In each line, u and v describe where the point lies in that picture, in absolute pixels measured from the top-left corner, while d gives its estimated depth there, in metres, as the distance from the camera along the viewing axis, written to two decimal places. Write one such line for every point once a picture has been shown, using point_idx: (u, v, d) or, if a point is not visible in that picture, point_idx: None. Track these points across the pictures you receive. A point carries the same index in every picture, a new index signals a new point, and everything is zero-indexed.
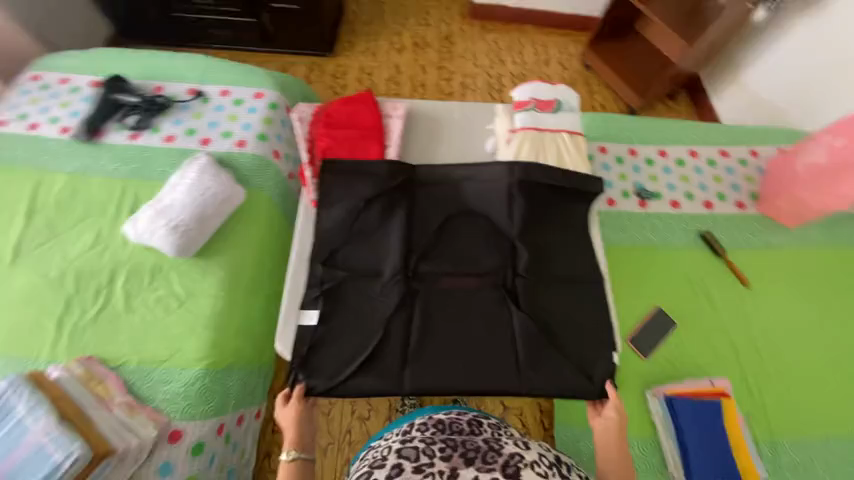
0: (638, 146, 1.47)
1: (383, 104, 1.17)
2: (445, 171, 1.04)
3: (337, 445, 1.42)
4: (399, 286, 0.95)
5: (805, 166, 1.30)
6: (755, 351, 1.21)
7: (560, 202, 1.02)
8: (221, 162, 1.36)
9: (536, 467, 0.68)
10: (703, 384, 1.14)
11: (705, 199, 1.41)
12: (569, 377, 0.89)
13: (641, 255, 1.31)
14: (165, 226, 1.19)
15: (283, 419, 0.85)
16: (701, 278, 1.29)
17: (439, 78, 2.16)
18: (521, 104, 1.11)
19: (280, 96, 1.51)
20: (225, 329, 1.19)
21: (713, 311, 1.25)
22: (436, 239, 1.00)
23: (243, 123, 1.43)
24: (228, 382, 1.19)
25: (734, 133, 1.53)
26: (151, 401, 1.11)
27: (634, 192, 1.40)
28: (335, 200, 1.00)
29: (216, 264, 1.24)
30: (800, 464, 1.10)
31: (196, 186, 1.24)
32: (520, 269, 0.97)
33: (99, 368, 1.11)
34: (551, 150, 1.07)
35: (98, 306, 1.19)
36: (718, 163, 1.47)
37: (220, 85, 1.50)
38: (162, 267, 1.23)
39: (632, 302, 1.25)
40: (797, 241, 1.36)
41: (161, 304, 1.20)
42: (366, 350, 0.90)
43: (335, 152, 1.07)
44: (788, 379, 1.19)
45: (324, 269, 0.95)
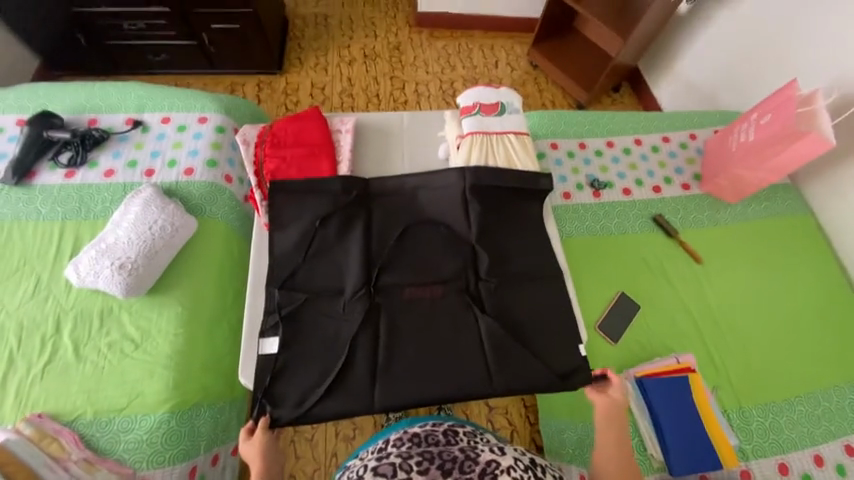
0: (586, 140, 1.53)
1: (332, 119, 1.16)
2: (399, 182, 1.04)
3: (324, 470, 1.38)
4: (362, 302, 0.93)
5: (738, 145, 1.37)
6: (713, 323, 1.28)
7: (514, 202, 1.04)
8: (168, 192, 1.30)
9: (512, 472, 0.67)
10: (671, 362, 1.18)
11: (653, 184, 1.48)
12: (540, 374, 0.91)
13: (600, 244, 1.35)
14: (111, 266, 1.13)
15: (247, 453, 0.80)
16: (658, 259, 1.35)
17: (392, 88, 2.17)
18: (466, 110, 1.13)
19: (226, 119, 1.46)
20: (188, 367, 1.13)
21: (671, 290, 1.31)
22: (396, 250, 0.99)
23: (189, 150, 1.38)
24: (196, 421, 1.11)
25: (673, 119, 1.62)
26: (112, 453, 1.03)
27: (587, 183, 1.45)
28: (289, 222, 0.98)
29: (172, 300, 1.18)
30: (765, 427, 1.16)
31: (140, 220, 1.19)
32: (482, 273, 0.98)
33: (51, 425, 1.02)
34: (500, 152, 1.09)
35: (44, 359, 1.10)
36: (661, 148, 1.55)
37: (160, 113, 1.44)
38: (113, 309, 1.16)
39: (597, 290, 1.29)
40: (739, 215, 1.45)
41: (115, 349, 1.12)
42: (334, 372, 0.88)
43: (284, 173, 1.04)
44: (746, 347, 1.25)
45: (282, 292, 0.92)
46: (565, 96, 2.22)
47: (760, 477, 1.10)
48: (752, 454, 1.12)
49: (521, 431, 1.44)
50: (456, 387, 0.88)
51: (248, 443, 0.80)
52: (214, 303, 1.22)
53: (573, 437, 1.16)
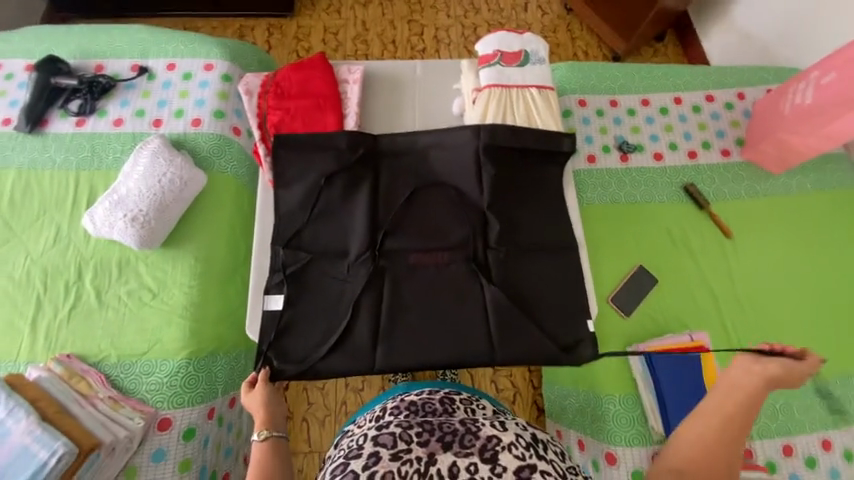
0: (619, 96, 1.39)
1: (339, 68, 1.08)
2: (408, 140, 0.97)
3: (334, 417, 1.47)
4: (367, 265, 0.92)
5: (792, 108, 1.21)
6: (735, 301, 1.21)
7: (531, 165, 0.97)
8: (176, 144, 1.28)
9: (513, 449, 0.67)
10: (684, 339, 1.14)
11: (689, 149, 1.35)
12: (544, 345, 0.89)
13: (622, 213, 1.27)
14: (124, 218, 1.14)
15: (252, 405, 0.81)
16: (683, 232, 1.27)
17: (410, 33, 2.00)
18: (485, 59, 1.02)
19: (232, 66, 1.39)
20: (202, 318, 1.17)
21: (694, 264, 1.24)
22: (402, 213, 0.95)
23: (196, 100, 1.33)
24: (212, 369, 1.17)
25: (722, 74, 1.44)
26: (135, 393, 1.11)
27: (615, 146, 1.34)
28: (294, 180, 0.95)
29: (185, 253, 1.21)
30: (776, 407, 1.13)
31: (150, 173, 1.18)
32: (491, 242, 0.93)
33: (79, 365, 1.10)
34: (521, 109, 1.00)
35: (69, 304, 1.16)
36: (703, 108, 1.40)
37: (165, 59, 1.38)
38: (129, 260, 1.20)
39: (613, 261, 1.23)
40: (782, 186, 1.32)
41: (134, 297, 1.17)
42: (337, 332, 0.89)
43: (288, 126, 1.00)
44: (768, 327, 1.20)
45: (286, 251, 0.92)
46: (601, 46, 2.00)
47: (761, 456, 1.10)
48: (756, 433, 1.11)
49: (524, 394, 1.46)
50: (458, 354, 0.88)
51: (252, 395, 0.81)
52: (225, 258, 1.23)
53: (574, 404, 1.16)
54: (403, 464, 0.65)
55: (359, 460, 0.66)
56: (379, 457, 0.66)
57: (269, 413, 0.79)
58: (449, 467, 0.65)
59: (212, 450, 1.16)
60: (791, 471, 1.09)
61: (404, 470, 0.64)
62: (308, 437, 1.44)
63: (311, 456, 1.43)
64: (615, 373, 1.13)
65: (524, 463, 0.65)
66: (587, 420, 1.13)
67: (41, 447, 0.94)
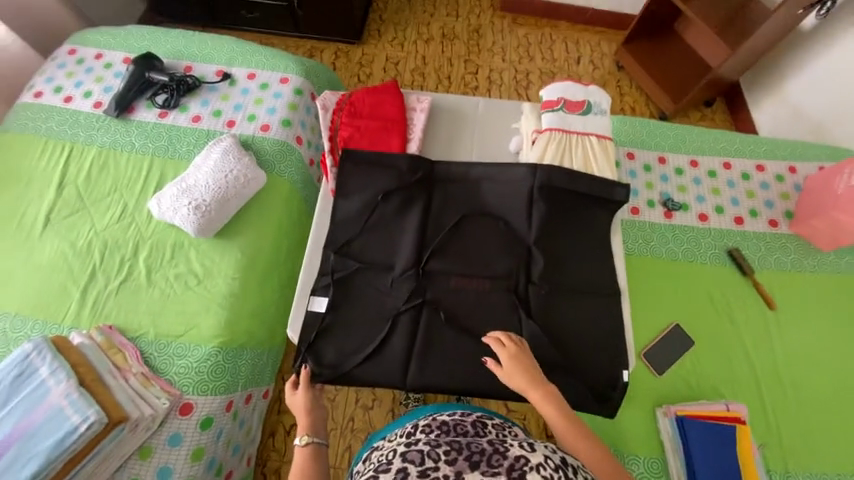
0: (668, 155, 1.42)
1: (408, 96, 1.15)
2: (465, 169, 1.02)
3: (340, 431, 1.45)
4: (410, 282, 0.95)
5: (846, 187, 1.21)
6: (775, 376, 1.16)
7: (582, 209, 0.99)
8: (244, 145, 1.38)
9: (541, 469, 0.64)
10: (719, 408, 1.09)
11: (736, 214, 1.35)
12: (577, 388, 0.89)
13: (661, 268, 1.27)
14: (188, 206, 1.23)
15: (295, 408, 0.83)
16: (723, 296, 1.25)
17: (465, 71, 2.12)
18: (549, 104, 1.08)
19: (305, 82, 1.51)
20: (240, 310, 1.21)
21: (734, 331, 1.21)
22: (451, 237, 0.98)
23: (268, 108, 1.44)
24: (240, 361, 1.21)
25: (774, 146, 1.45)
26: (165, 373, 1.14)
27: (660, 202, 1.35)
28: (353, 192, 1.00)
29: (233, 245, 1.27)
30: None
31: (218, 168, 1.27)
32: (533, 277, 0.95)
33: (118, 338, 1.15)
34: (577, 154, 1.03)
35: (121, 277, 1.23)
36: (753, 177, 1.40)
37: (247, 69, 1.51)
38: (183, 245, 1.27)
39: (648, 315, 1.21)
40: (831, 265, 1.29)
41: (179, 280, 1.23)
42: (373, 343, 0.91)
43: (355, 143, 1.06)
44: (809, 409, 1.13)
45: (336, 257, 0.96)
46: (648, 103, 2.05)
47: None
48: None
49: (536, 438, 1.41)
50: (488, 383, 0.89)
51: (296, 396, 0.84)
52: (269, 256, 1.29)
53: None
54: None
55: (387, 474, 0.66)
56: (407, 473, 0.66)
57: (311, 418, 0.81)
58: None
59: (222, 445, 1.18)
60: None
61: None
62: None
63: None
64: (640, 432, 1.09)
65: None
66: None
67: (74, 412, 0.98)
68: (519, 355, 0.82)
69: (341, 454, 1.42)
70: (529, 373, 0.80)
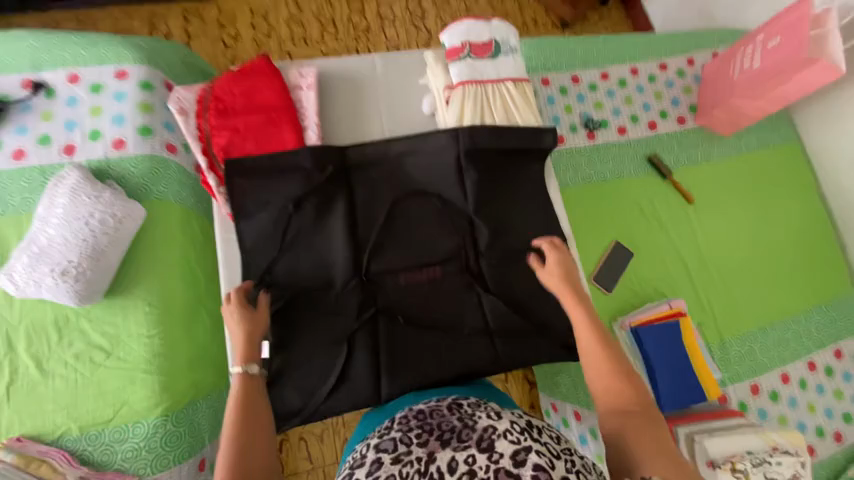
0: (580, 72, 1.37)
1: (288, 71, 0.95)
2: (380, 149, 0.89)
3: (332, 428, 1.40)
4: (356, 293, 0.85)
5: (740, 73, 1.27)
6: (703, 263, 1.30)
7: (514, 164, 0.93)
8: (100, 172, 1.09)
9: (509, 435, 0.66)
10: (663, 309, 1.19)
11: (649, 120, 1.38)
12: (546, 346, 0.90)
13: (594, 192, 1.29)
14: (52, 274, 0.98)
15: (233, 330, 0.75)
16: (651, 203, 1.31)
17: (349, 11, 1.78)
18: (453, 52, 0.95)
19: (151, 70, 1.17)
20: (174, 368, 1.05)
21: (664, 234, 1.30)
22: (386, 232, 0.88)
23: (114, 117, 1.12)
24: (196, 416, 1.08)
25: (671, 41, 1.46)
26: (110, 465, 1.00)
27: (581, 124, 1.33)
28: (255, 211, 0.84)
29: (135, 301, 1.05)
30: (744, 355, 1.24)
31: (75, 215, 1.01)
32: (482, 249, 0.90)
33: (35, 448, 0.96)
34: (497, 105, 0.94)
35: (5, 379, 1.00)
36: (658, 78, 1.42)
37: (64, 69, 1.14)
38: (69, 318, 1.03)
39: (592, 241, 1.25)
40: (733, 148, 1.40)
41: (84, 360, 1.02)
42: (335, 371, 0.83)
43: (239, 148, 0.87)
44: (730, 283, 1.29)
45: (261, 291, 0.83)
46: (548, 12, 1.90)
47: (735, 400, 1.21)
48: (729, 381, 1.22)
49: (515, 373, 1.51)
50: (463, 368, 0.86)
51: (243, 319, 0.76)
52: (188, 297, 1.10)
53: (568, 379, 1.23)
54: (404, 466, 0.65)
55: (362, 468, 0.66)
56: (381, 462, 0.66)
57: (253, 345, 0.75)
58: (448, 463, 0.64)
59: None
60: (759, 408, 1.21)
61: (405, 471, 0.64)
62: (308, 454, 1.37)
63: (315, 473, 1.37)
64: None
65: (520, 446, 0.65)
66: (579, 392, 1.22)
67: None
68: (565, 259, 0.86)
69: (339, 447, 1.39)
70: (569, 278, 0.84)
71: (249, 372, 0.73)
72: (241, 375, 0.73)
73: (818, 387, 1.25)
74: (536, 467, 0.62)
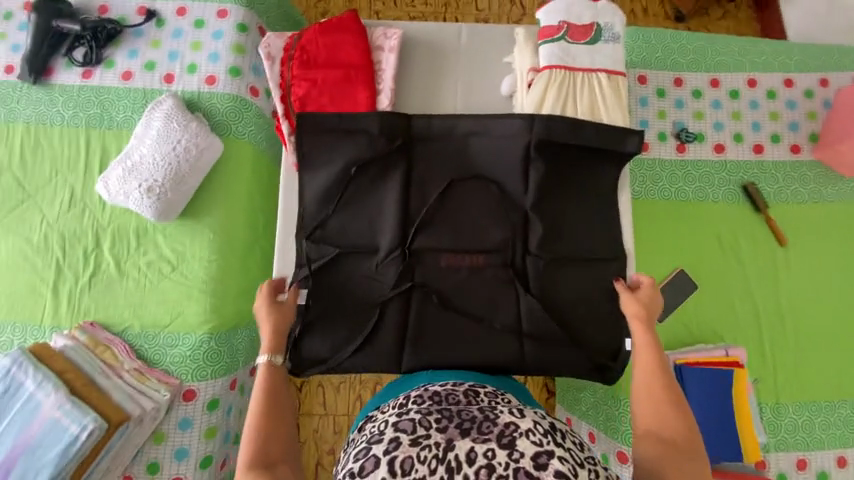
0: (686, 75, 1.21)
1: (373, 31, 0.94)
2: (448, 125, 0.86)
3: (349, 383, 1.48)
4: (397, 264, 0.86)
5: None
6: (778, 314, 1.15)
7: (587, 164, 0.86)
8: (190, 104, 1.18)
9: (532, 435, 0.62)
10: (717, 353, 1.08)
11: (756, 142, 1.20)
12: (577, 360, 0.86)
13: (669, 210, 1.17)
14: (139, 188, 1.09)
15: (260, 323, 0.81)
16: (733, 236, 1.17)
17: None
18: (548, 32, 0.88)
19: (248, 13, 1.22)
20: (223, 294, 1.15)
21: (740, 272, 1.15)
22: (437, 210, 0.87)
23: (210, 54, 1.19)
24: (236, 340, 1.18)
25: (809, 54, 1.24)
26: (160, 364, 1.13)
27: (673, 134, 1.19)
28: (318, 164, 0.86)
29: (202, 227, 1.15)
30: (800, 424, 1.10)
31: (164, 140, 1.11)
32: (532, 247, 0.85)
33: (103, 334, 1.12)
34: (584, 97, 0.86)
35: (90, 271, 1.15)
36: (780, 95, 1.22)
37: (175, 1, 1.22)
38: (147, 230, 1.16)
39: (652, 262, 1.15)
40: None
41: (153, 269, 1.15)
42: (363, 333, 0.86)
43: (315, 102, 0.89)
44: (807, 343, 1.14)
45: (309, 244, 0.86)
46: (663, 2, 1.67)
47: (774, 469, 1.09)
48: (773, 446, 1.10)
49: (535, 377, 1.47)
50: (486, 360, 0.85)
51: (269, 312, 0.81)
52: (244, 233, 1.18)
53: (590, 397, 1.19)
54: (423, 449, 0.62)
55: (379, 445, 0.64)
56: (399, 442, 0.62)
57: (279, 336, 0.80)
58: (467, 453, 0.61)
59: (234, 418, 1.21)
60: None
61: (423, 455, 0.61)
62: (323, 400, 1.47)
63: (326, 419, 1.46)
64: None
65: (542, 449, 0.62)
66: (600, 413, 1.17)
67: (72, 421, 1.00)
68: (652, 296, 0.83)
69: (352, 401, 1.47)
70: (650, 312, 0.81)
71: (274, 362, 0.78)
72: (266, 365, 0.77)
73: None
74: (558, 473, 0.59)
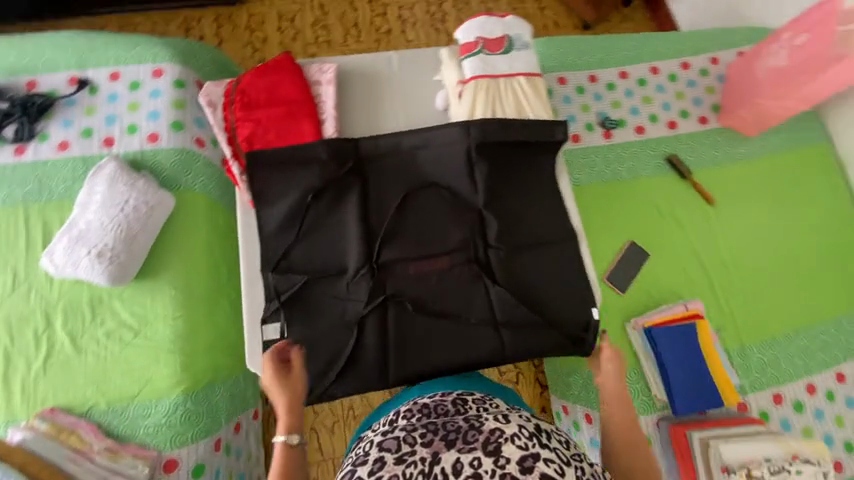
0: (598, 71, 1.36)
1: (309, 67, 1.00)
2: (393, 142, 0.91)
3: (343, 422, 1.42)
4: (367, 280, 0.88)
5: (766, 71, 1.24)
6: (723, 266, 1.26)
7: (525, 158, 0.94)
8: (135, 164, 1.17)
9: (516, 440, 0.67)
10: (678, 309, 1.17)
11: (669, 119, 1.36)
12: (553, 339, 0.90)
13: (609, 190, 1.27)
14: (89, 255, 1.06)
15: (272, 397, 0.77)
16: (669, 204, 1.29)
17: (372, 14, 1.81)
18: (467, 48, 0.97)
19: (183, 70, 1.25)
20: (194, 349, 1.11)
21: (682, 235, 1.27)
22: (397, 222, 0.91)
23: (149, 112, 1.20)
24: (215, 397, 1.12)
25: (694, 40, 1.44)
26: (133, 438, 1.06)
27: (598, 123, 1.32)
28: (274, 198, 0.88)
29: (162, 285, 1.12)
30: (766, 362, 1.19)
31: (111, 202, 1.09)
32: (491, 241, 0.91)
33: (65, 418, 1.03)
34: (509, 100, 0.96)
35: (43, 354, 1.07)
36: (680, 77, 1.39)
37: (107, 68, 1.23)
38: (102, 298, 1.10)
39: (606, 240, 1.24)
40: (758, 149, 1.35)
41: (113, 338, 1.09)
42: (343, 354, 0.86)
43: (262, 140, 0.92)
44: (753, 287, 1.25)
45: (277, 276, 0.87)
46: (570, 15, 1.88)
47: (755, 409, 1.16)
48: (749, 388, 1.17)
49: (526, 373, 1.49)
50: (468, 357, 0.88)
51: (280, 384, 0.78)
52: (209, 282, 1.15)
53: (579, 380, 1.22)
54: (408, 466, 0.66)
55: (365, 466, 0.68)
56: (384, 462, 0.67)
57: (293, 409, 0.77)
58: (453, 465, 0.65)
59: None
60: (781, 418, 1.16)
61: (408, 472, 0.65)
62: (319, 446, 1.40)
63: (325, 464, 1.39)
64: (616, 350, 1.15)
65: (527, 453, 0.66)
66: (590, 394, 1.21)
67: None
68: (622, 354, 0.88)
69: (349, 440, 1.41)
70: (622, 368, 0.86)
71: (290, 441, 0.75)
72: (283, 444, 0.75)
73: (848, 398, 1.19)
74: (542, 475, 0.64)
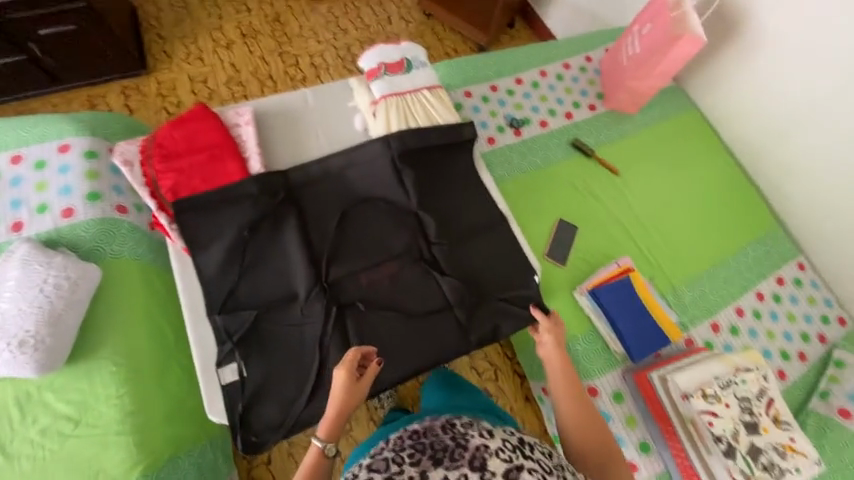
0: (497, 81, 1.54)
1: (226, 113, 1.03)
2: (321, 167, 0.96)
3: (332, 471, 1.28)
4: (320, 300, 0.89)
5: (629, 60, 1.48)
6: (641, 225, 1.42)
7: (446, 160, 1.03)
8: (51, 243, 1.10)
9: (500, 454, 0.70)
10: (612, 268, 1.29)
11: (565, 111, 1.55)
12: (508, 315, 0.96)
13: (530, 179, 1.41)
14: (8, 347, 0.95)
15: (332, 396, 0.76)
16: (584, 181, 1.45)
17: (284, 65, 1.90)
18: (372, 73, 1.07)
19: (93, 140, 1.22)
20: (148, 424, 1.01)
21: (601, 205, 1.42)
22: (339, 239, 0.94)
23: (60, 188, 1.15)
24: (179, 474, 1.02)
25: (569, 44, 1.68)
26: None
27: (507, 124, 1.48)
28: (209, 241, 0.88)
29: (100, 363, 1.03)
30: (697, 298, 1.34)
31: (27, 285, 1.00)
32: (432, 238, 0.97)
33: None
34: (418, 112, 1.06)
35: None
36: (565, 75, 1.61)
37: (6, 152, 1.17)
38: (30, 394, 0.99)
39: (539, 223, 1.35)
40: (642, 123, 1.58)
41: (50, 435, 0.97)
42: (309, 381, 0.84)
43: (187, 188, 0.93)
44: (670, 237, 1.42)
45: (225, 317, 0.85)
46: (466, 41, 2.11)
47: (700, 340, 1.29)
48: (690, 324, 1.30)
49: (504, 368, 1.50)
50: (433, 352, 0.90)
51: (345, 387, 0.76)
52: (155, 349, 1.08)
53: None
54: None
55: None
56: None
57: (341, 419, 0.76)
58: None
59: None
60: (724, 344, 1.29)
61: None
62: None
63: None
64: (571, 319, 1.24)
65: (511, 465, 0.68)
66: None
67: None
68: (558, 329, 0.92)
69: None
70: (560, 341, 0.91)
71: (326, 450, 0.74)
72: (317, 448, 0.74)
73: (771, 314, 1.36)
74: None
